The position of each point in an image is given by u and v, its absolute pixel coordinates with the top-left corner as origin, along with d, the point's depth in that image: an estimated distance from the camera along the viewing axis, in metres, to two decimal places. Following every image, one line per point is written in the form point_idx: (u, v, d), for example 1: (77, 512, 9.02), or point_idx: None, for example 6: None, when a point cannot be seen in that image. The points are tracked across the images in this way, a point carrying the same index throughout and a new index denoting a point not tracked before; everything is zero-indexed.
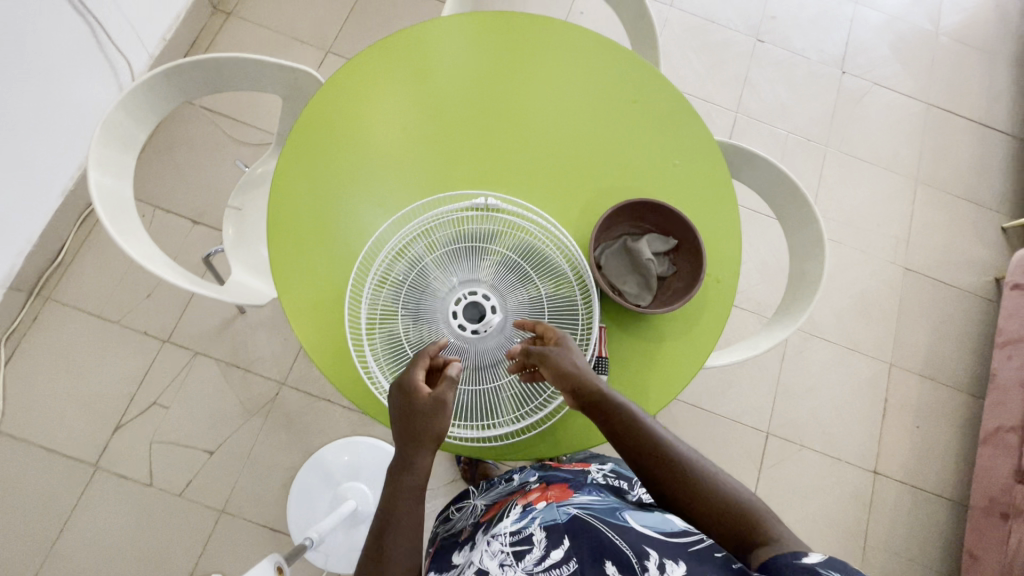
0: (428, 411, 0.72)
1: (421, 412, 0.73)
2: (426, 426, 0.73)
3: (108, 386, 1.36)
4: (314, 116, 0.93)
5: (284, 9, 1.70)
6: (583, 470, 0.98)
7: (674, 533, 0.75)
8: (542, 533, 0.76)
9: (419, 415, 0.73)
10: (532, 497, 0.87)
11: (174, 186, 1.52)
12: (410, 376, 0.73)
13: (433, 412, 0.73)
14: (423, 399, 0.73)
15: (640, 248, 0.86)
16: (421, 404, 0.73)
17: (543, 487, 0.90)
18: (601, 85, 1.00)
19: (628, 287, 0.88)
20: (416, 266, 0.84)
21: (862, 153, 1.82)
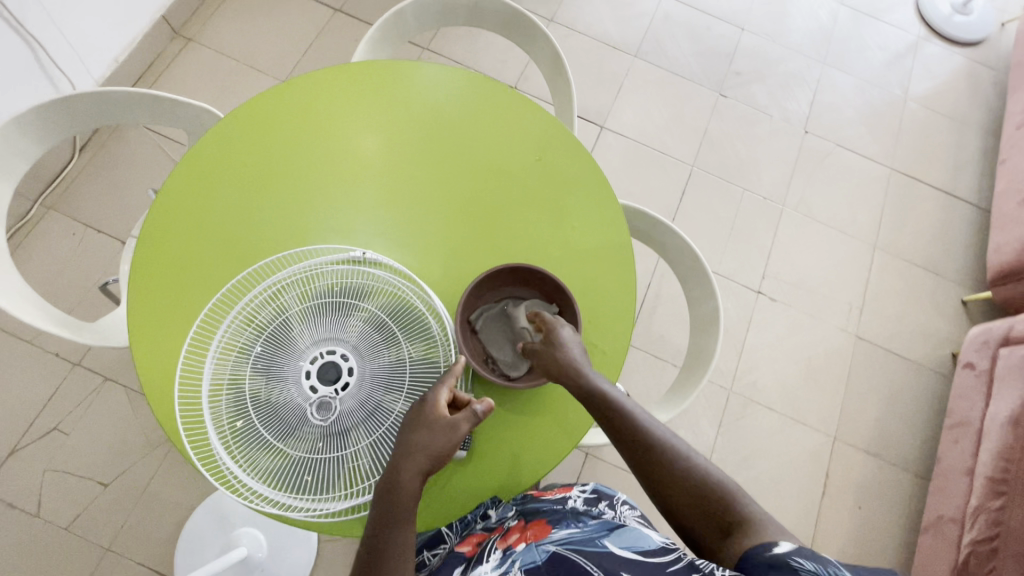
0: (437, 432, 0.74)
1: (431, 430, 0.74)
2: (428, 445, 0.74)
3: (9, 407, 1.32)
4: (200, 155, 0.90)
5: (246, 38, 1.72)
6: (564, 495, 0.93)
7: (652, 550, 0.72)
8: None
9: (429, 434, 0.74)
10: (511, 539, 0.82)
11: (106, 205, 1.49)
12: (434, 394, 0.75)
13: (439, 435, 0.74)
14: (439, 418, 0.74)
15: (518, 313, 0.84)
16: (434, 421, 0.74)
17: (523, 523, 0.85)
18: (509, 142, 0.98)
19: (503, 354, 0.84)
20: (274, 320, 0.78)
21: (820, 214, 1.79)
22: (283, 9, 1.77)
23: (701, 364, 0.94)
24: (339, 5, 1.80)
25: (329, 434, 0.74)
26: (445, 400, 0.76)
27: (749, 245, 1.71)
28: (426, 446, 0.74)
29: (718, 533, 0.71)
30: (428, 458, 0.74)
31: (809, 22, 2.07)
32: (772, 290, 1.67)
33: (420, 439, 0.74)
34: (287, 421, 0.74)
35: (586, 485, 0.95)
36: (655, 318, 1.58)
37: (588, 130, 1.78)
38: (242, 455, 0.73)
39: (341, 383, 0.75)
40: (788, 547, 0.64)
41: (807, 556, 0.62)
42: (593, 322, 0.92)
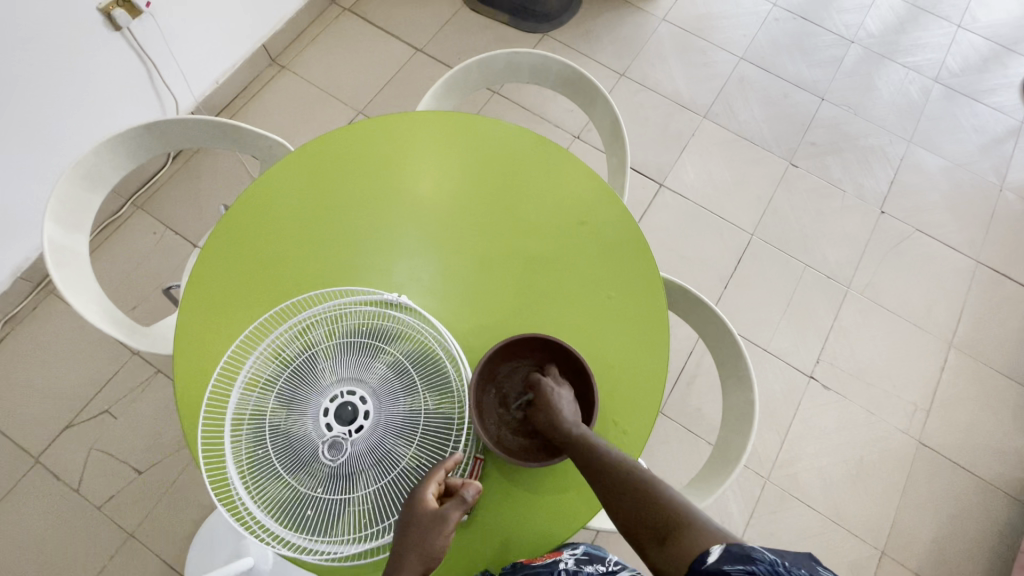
0: (425, 527, 0.73)
1: (420, 525, 0.73)
2: (420, 542, 0.73)
3: (71, 385, 1.44)
4: (263, 188, 0.96)
5: (333, 70, 1.85)
6: (555, 561, 0.89)
7: None
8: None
9: (418, 531, 0.73)
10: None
11: (186, 211, 1.63)
12: (418, 490, 0.73)
13: (430, 528, 0.73)
14: (427, 513, 0.73)
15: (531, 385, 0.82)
16: (423, 517, 0.73)
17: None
18: (555, 202, 0.98)
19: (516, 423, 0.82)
20: (305, 353, 0.81)
21: (888, 301, 1.66)
22: (370, 45, 1.90)
23: (728, 461, 0.89)
24: (421, 46, 1.91)
25: (337, 475, 0.74)
26: (430, 498, 0.74)
27: (805, 325, 1.61)
28: (419, 539, 0.73)
29: (656, 542, 0.62)
30: (421, 552, 0.74)
31: (897, 97, 1.97)
32: (825, 376, 1.56)
33: (410, 535, 0.73)
34: (300, 456, 0.75)
35: (578, 547, 0.93)
36: (692, 389, 1.51)
37: (646, 186, 1.76)
38: (254, 483, 0.74)
39: (356, 425, 0.75)
40: (719, 553, 0.56)
41: (739, 560, 0.54)
42: (615, 400, 0.88)
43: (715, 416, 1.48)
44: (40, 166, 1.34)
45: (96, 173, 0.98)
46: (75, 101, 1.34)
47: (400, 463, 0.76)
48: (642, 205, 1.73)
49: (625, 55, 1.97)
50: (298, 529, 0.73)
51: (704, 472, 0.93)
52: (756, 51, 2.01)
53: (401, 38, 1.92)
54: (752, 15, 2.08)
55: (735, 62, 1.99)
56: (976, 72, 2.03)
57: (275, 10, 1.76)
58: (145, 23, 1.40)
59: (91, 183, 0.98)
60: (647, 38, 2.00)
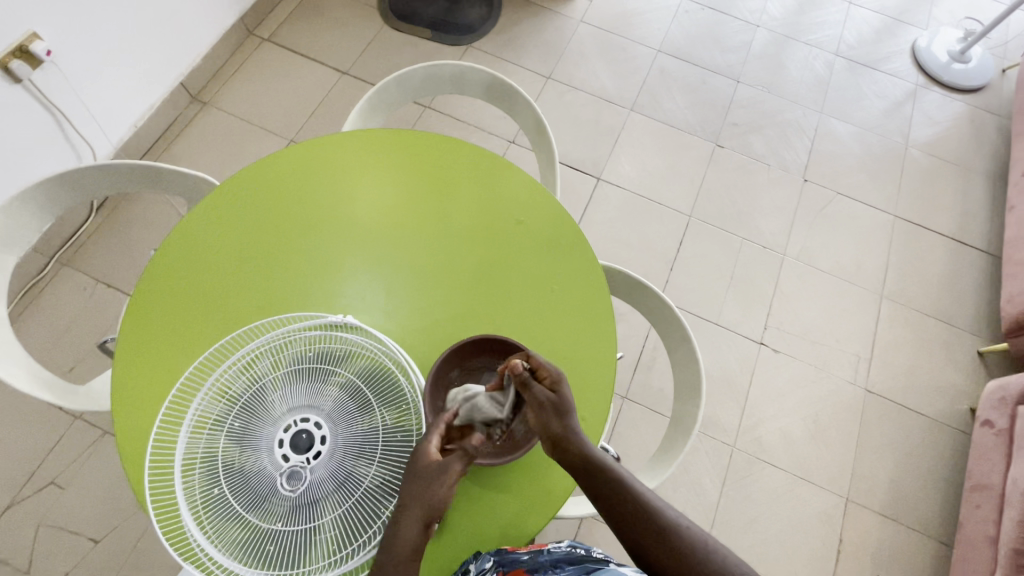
0: (431, 475, 0.74)
1: (423, 476, 0.74)
2: (424, 492, 0.73)
3: (11, 461, 1.35)
4: (191, 229, 0.94)
5: (258, 101, 1.82)
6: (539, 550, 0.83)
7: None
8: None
9: (424, 479, 0.74)
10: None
11: (118, 262, 1.56)
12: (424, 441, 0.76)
13: (433, 477, 0.74)
14: (431, 464, 0.75)
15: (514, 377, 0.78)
16: (428, 465, 0.74)
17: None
18: (489, 204, 1.00)
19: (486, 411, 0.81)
20: (252, 388, 0.80)
21: (822, 263, 1.76)
22: (293, 73, 1.88)
23: (686, 432, 0.92)
24: (346, 69, 1.91)
25: (299, 505, 0.73)
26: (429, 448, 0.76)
27: (750, 295, 1.69)
28: (421, 491, 0.74)
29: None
30: (423, 502, 0.73)
31: (804, 73, 2.10)
32: (774, 341, 1.64)
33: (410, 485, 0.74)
34: (257, 492, 0.73)
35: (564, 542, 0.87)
36: (653, 371, 1.55)
37: (585, 182, 1.81)
38: (213, 528, 0.72)
39: (314, 452, 0.74)
40: None
41: None
42: (573, 392, 0.89)
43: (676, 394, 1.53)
44: None
45: (9, 232, 0.94)
46: None
47: (363, 483, 0.75)
48: (583, 201, 1.78)
49: (549, 58, 2.03)
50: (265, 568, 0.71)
51: (665, 445, 0.95)
52: (672, 43, 2.11)
53: (325, 63, 1.91)
54: (662, 10, 2.18)
55: (653, 55, 2.08)
56: (871, 43, 2.20)
57: (189, 47, 1.72)
58: (48, 73, 1.35)
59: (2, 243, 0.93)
60: (568, 41, 2.07)
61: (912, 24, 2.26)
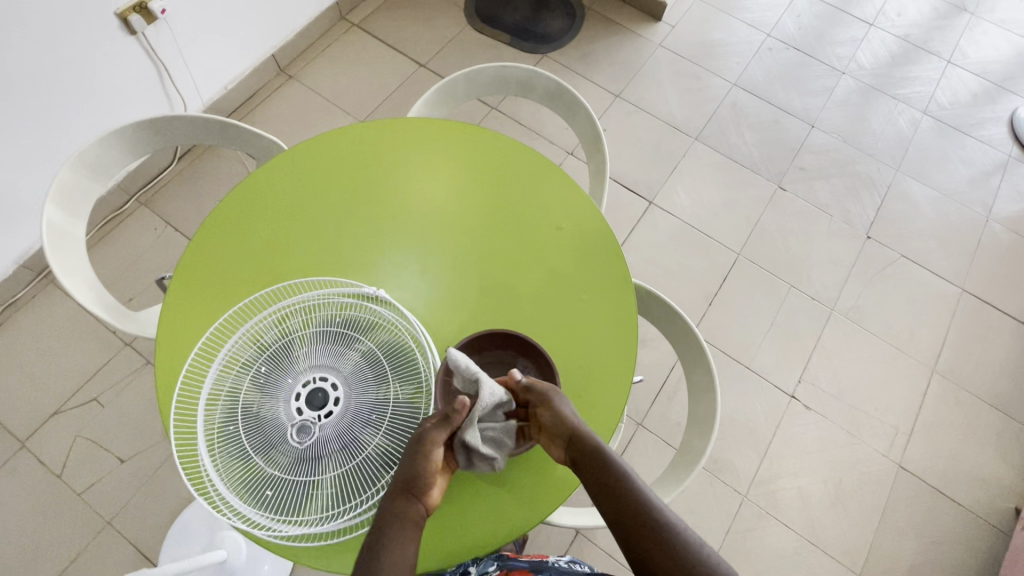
0: (415, 445, 0.79)
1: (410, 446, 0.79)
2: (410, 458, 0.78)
3: (65, 371, 1.48)
4: (257, 184, 1.01)
5: (339, 81, 1.92)
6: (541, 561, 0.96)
7: None
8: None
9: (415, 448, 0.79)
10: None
11: (188, 209, 1.68)
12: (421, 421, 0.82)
13: (417, 450, 0.79)
14: (418, 434, 0.80)
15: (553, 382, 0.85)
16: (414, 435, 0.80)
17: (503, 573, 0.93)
18: (532, 206, 1.02)
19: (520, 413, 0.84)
20: (282, 340, 0.84)
21: (871, 325, 1.67)
22: (375, 60, 1.97)
23: (690, 464, 0.90)
24: (424, 62, 1.99)
25: (304, 457, 0.76)
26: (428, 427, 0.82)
27: (789, 345, 1.63)
28: (409, 459, 0.79)
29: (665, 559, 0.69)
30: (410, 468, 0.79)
31: (886, 127, 2.02)
32: (807, 397, 1.56)
33: (409, 460, 0.79)
34: (269, 438, 0.77)
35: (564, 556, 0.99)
36: (674, 404, 1.52)
37: (636, 203, 1.80)
38: (222, 462, 0.77)
39: (325, 410, 0.77)
40: None
41: None
42: (585, 405, 0.89)
43: None
44: (42, 155, 1.39)
45: (101, 165, 1.04)
46: (86, 101, 1.42)
47: (366, 449, 0.77)
48: (631, 222, 1.77)
49: (622, 77, 2.04)
50: (262, 509, 0.75)
51: (667, 473, 0.94)
52: (749, 79, 2.08)
53: (405, 54, 2.00)
54: (745, 44, 2.15)
55: (728, 88, 2.05)
56: (965, 107, 2.08)
57: (286, 23, 1.85)
58: (159, 30, 1.48)
59: (93, 173, 1.03)
60: (643, 63, 2.07)
61: (1016, 93, 2.12)
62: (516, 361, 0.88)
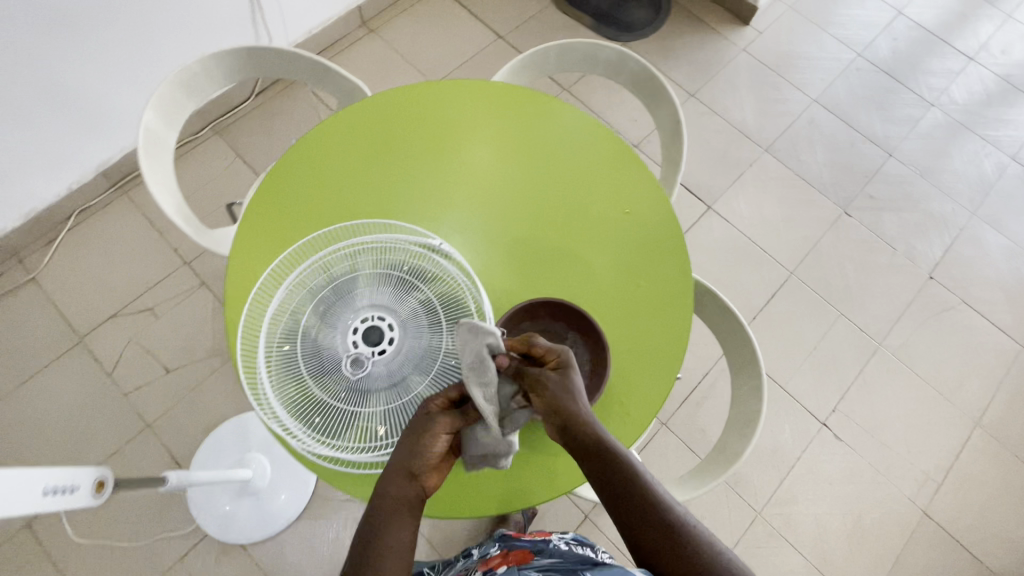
0: (416, 431, 0.80)
1: (413, 429, 0.80)
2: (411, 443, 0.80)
3: (127, 279, 1.56)
4: (341, 124, 1.04)
5: (418, 41, 1.94)
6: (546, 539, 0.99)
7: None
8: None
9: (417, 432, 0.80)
10: (493, 563, 0.96)
11: (258, 144, 1.73)
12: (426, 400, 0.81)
13: (418, 435, 0.80)
14: (421, 418, 0.81)
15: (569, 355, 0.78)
16: (417, 418, 0.81)
17: (504, 551, 0.98)
18: (603, 186, 1.02)
19: None
20: (346, 274, 0.87)
21: (918, 367, 1.62)
22: (456, 25, 1.98)
23: (724, 465, 0.90)
24: (503, 34, 1.98)
25: (354, 388, 0.80)
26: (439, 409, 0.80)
27: (828, 372, 1.59)
28: (410, 442, 0.80)
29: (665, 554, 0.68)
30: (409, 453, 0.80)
31: (969, 168, 1.92)
32: (838, 427, 1.53)
33: (409, 444, 0.80)
34: (323, 364, 0.81)
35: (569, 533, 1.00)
36: (700, 410, 1.51)
37: (695, 206, 1.78)
38: (277, 378, 0.80)
39: (380, 348, 0.81)
40: None
41: None
42: (628, 388, 0.89)
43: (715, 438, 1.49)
44: (130, 66, 1.46)
45: (197, 84, 1.08)
46: (178, 21, 1.47)
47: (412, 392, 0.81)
48: (686, 224, 1.75)
49: (699, 77, 1.99)
50: (309, 428, 0.78)
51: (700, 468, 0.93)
52: (831, 97, 2.01)
53: (485, 23, 2.00)
54: (833, 61, 2.07)
55: (807, 103, 1.99)
56: None
57: None
58: None
59: (189, 91, 1.07)
60: (723, 65, 2.02)
61: None
62: (566, 333, 0.88)
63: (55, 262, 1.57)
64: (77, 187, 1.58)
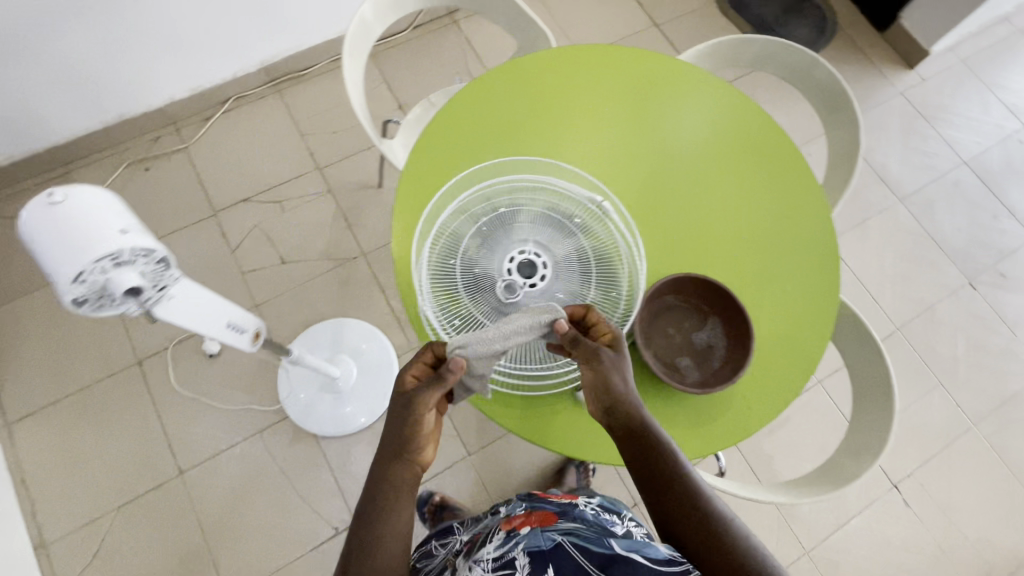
0: (402, 407, 0.72)
1: (398, 406, 0.72)
2: (400, 423, 0.72)
3: (264, 170, 1.67)
4: (527, 65, 1.06)
5: (575, 11, 1.95)
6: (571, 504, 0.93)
7: (659, 560, 0.66)
8: (527, 559, 0.71)
9: (402, 410, 0.72)
10: (515, 521, 0.84)
11: (406, 75, 1.80)
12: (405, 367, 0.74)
13: (405, 411, 0.72)
14: (403, 393, 0.73)
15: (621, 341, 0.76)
16: (402, 393, 0.73)
17: (529, 511, 0.89)
18: (767, 186, 1.01)
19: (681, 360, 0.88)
20: (510, 206, 0.91)
21: (1010, 458, 1.54)
22: (615, 3, 1.98)
23: (835, 483, 0.89)
24: (660, 22, 1.97)
25: (500, 311, 0.85)
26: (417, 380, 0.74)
27: (912, 437, 1.53)
28: (398, 421, 0.72)
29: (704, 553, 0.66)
30: (399, 433, 0.72)
31: None
32: (909, 494, 1.48)
33: (397, 426, 0.72)
34: (477, 282, 0.86)
35: (594, 500, 0.97)
36: (772, 436, 1.49)
37: None
38: (434, 284, 0.86)
39: (532, 282, 0.86)
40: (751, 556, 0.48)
41: None
42: (753, 384, 0.89)
43: (780, 468, 1.47)
44: None
45: None
46: None
47: None
48: None
49: None
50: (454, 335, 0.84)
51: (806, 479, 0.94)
52: (983, 163, 1.90)
53: (644, 8, 1.98)
54: (995, 127, 1.95)
55: (956, 163, 1.89)
56: None
57: None
58: None
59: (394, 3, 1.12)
60: (875, 104, 1.94)
61: None
62: (707, 316, 0.89)
63: (204, 138, 1.69)
64: (241, 74, 1.69)
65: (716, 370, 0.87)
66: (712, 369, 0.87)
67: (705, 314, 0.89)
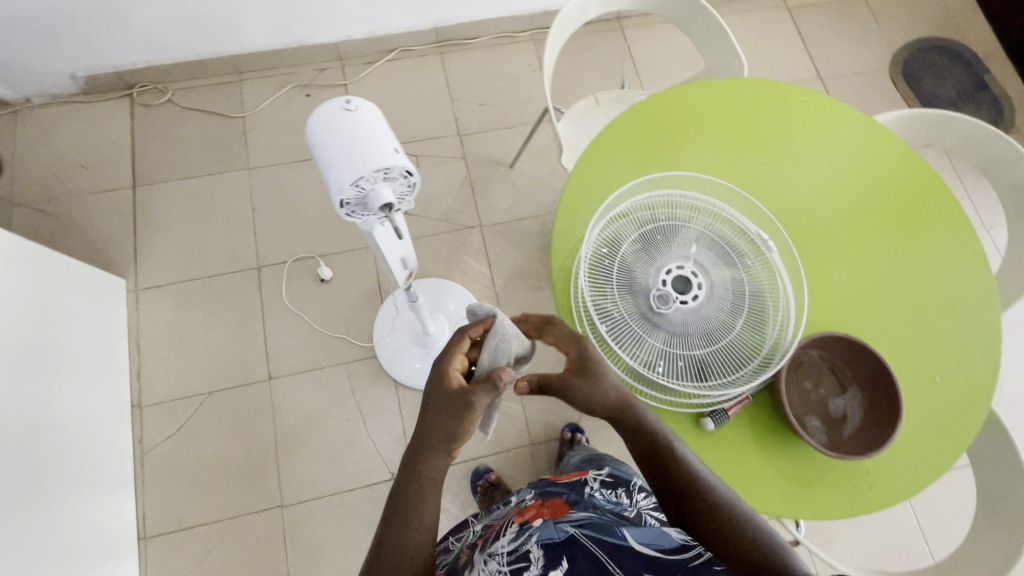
0: (449, 405, 0.70)
1: (441, 404, 0.70)
2: (445, 421, 0.69)
3: (410, 123, 1.74)
4: (721, 85, 1.05)
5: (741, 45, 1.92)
6: (578, 483, 0.98)
7: (670, 549, 0.74)
8: (541, 552, 0.75)
9: (445, 408, 0.70)
10: (528, 514, 0.86)
11: (561, 67, 1.83)
12: (444, 362, 0.74)
13: (451, 409, 0.70)
14: (448, 389, 0.72)
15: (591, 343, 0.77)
16: (445, 389, 0.72)
17: (540, 501, 0.90)
18: (939, 270, 0.96)
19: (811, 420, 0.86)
20: (677, 220, 0.91)
21: None
22: (783, 47, 1.94)
23: None
24: (824, 77, 1.91)
25: (647, 317, 0.85)
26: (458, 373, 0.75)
27: None
28: (444, 420, 0.70)
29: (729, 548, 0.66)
30: (442, 432, 0.69)
31: None
32: None
33: (442, 421, 0.69)
34: (631, 283, 0.87)
35: (602, 473, 1.02)
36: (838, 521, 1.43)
37: None
38: (589, 274, 0.88)
39: (685, 298, 0.86)
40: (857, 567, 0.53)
41: None
42: (880, 463, 0.86)
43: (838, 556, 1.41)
44: None
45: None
46: None
47: (693, 349, 0.84)
48: None
49: None
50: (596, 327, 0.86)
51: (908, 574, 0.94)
52: None
53: (811, 59, 1.93)
54: None
55: None
56: None
57: None
58: None
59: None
60: None
61: None
62: (851, 385, 0.86)
63: (364, 80, 1.77)
64: (413, 30, 1.77)
65: (844, 440, 0.85)
66: (841, 439, 0.85)
67: (849, 383, 0.86)
